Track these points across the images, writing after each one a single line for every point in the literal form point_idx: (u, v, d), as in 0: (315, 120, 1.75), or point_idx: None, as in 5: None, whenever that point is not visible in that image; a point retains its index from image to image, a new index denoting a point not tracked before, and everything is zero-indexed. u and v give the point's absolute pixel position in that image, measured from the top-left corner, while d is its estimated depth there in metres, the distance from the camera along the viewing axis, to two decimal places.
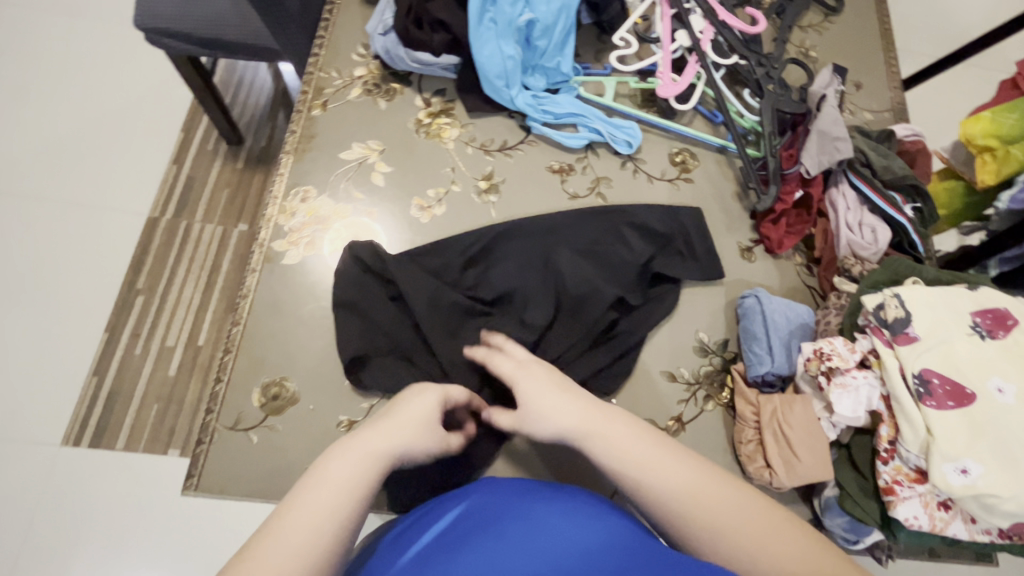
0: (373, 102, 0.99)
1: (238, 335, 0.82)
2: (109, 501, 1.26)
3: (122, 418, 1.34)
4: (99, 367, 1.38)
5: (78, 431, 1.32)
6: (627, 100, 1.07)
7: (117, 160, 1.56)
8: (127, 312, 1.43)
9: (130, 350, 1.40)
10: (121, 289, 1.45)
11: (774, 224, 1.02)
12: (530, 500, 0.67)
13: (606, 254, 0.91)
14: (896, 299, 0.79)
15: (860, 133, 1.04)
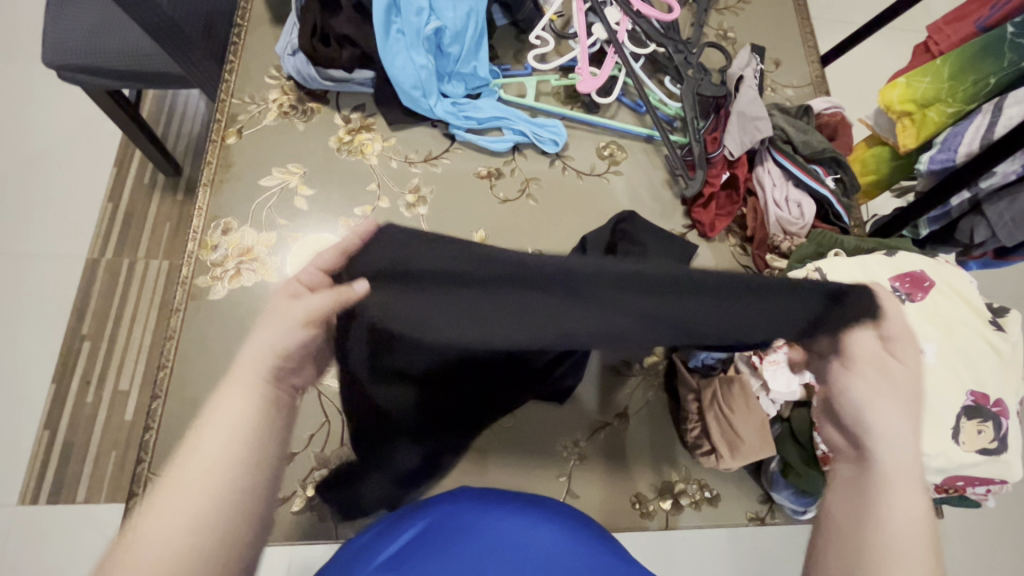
0: (290, 125, 0.96)
1: (166, 379, 0.80)
2: (72, 559, 1.20)
3: (79, 470, 1.29)
4: (50, 420, 1.32)
5: (34, 489, 1.26)
6: (551, 98, 1.07)
7: (47, 205, 1.49)
8: (74, 359, 1.37)
9: (81, 399, 1.34)
10: (64, 338, 1.39)
11: (705, 208, 1.03)
12: (497, 526, 0.63)
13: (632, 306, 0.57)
14: (818, 273, 0.80)
15: (779, 110, 1.06)
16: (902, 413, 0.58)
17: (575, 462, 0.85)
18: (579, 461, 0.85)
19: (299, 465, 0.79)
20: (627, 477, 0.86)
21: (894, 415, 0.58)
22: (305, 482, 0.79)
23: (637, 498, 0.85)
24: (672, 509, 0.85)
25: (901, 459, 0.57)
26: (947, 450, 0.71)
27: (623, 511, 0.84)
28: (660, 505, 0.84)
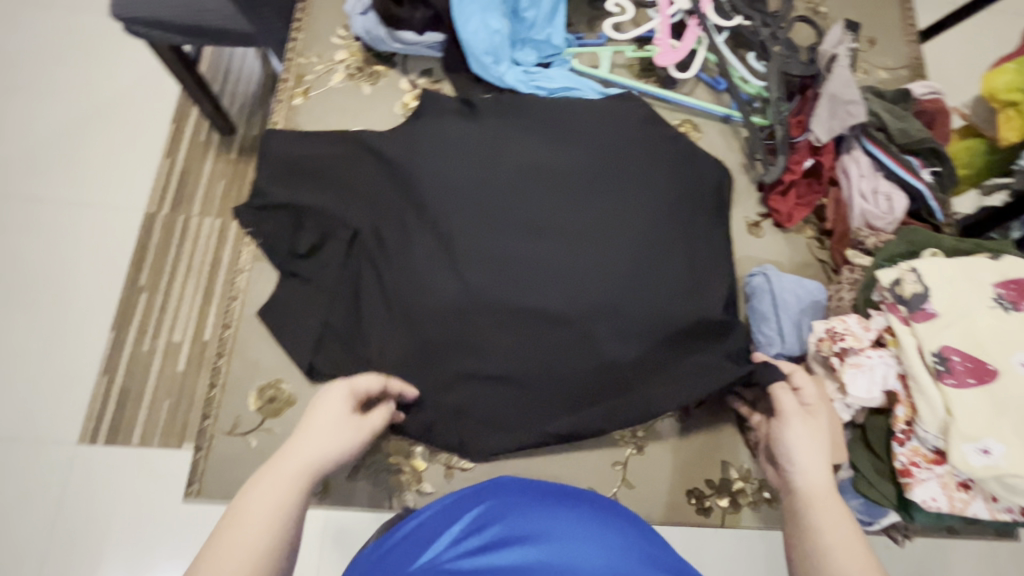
0: (356, 87, 0.94)
1: (230, 339, 0.81)
2: (120, 514, 1.14)
3: (134, 416, 1.21)
4: (108, 365, 1.25)
5: (92, 430, 1.20)
6: (624, 70, 1.02)
7: (99, 143, 1.42)
8: (132, 309, 1.29)
9: (136, 349, 1.26)
10: (122, 287, 1.31)
11: (783, 197, 0.98)
12: (537, 500, 0.64)
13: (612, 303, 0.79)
14: (914, 273, 0.75)
15: (874, 94, 0.98)
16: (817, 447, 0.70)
17: (632, 451, 0.83)
18: (636, 451, 0.83)
19: None
20: (682, 471, 0.83)
21: (812, 446, 0.70)
22: (362, 448, 0.80)
23: (692, 492, 0.83)
24: (729, 507, 0.83)
25: (827, 514, 0.64)
26: None
27: (677, 505, 0.82)
28: (718, 502, 0.82)
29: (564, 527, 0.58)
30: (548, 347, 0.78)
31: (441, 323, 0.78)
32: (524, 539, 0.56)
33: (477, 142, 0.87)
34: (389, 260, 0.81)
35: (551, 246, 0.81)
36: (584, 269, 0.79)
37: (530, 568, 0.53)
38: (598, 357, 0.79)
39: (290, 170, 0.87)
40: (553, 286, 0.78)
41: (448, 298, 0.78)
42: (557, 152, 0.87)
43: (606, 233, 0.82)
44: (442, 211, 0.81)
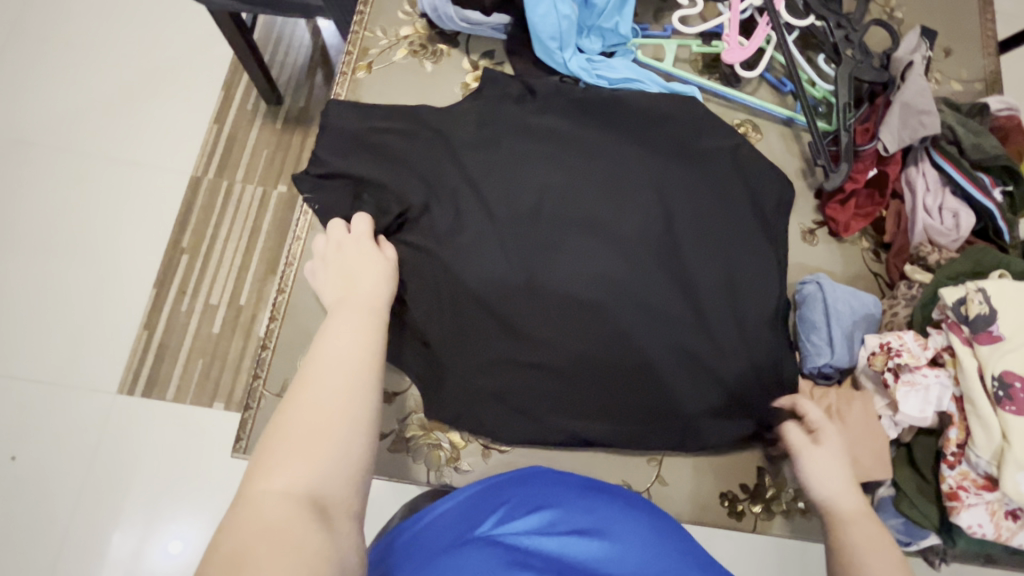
0: (419, 64, 0.94)
1: (283, 302, 0.83)
2: (150, 465, 1.19)
3: (170, 372, 1.25)
4: (149, 320, 1.28)
5: (130, 381, 1.24)
6: (687, 65, 1.00)
7: (154, 104, 1.45)
8: (174, 269, 1.32)
9: (176, 308, 1.30)
10: (165, 247, 1.34)
11: (842, 206, 0.95)
12: (576, 494, 0.64)
13: (664, 303, 0.79)
14: (981, 294, 0.72)
15: (948, 106, 0.95)
16: (833, 472, 0.72)
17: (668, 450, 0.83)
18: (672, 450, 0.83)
19: (398, 407, 0.82)
20: (719, 473, 0.83)
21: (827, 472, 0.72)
22: (404, 423, 0.82)
23: (725, 495, 0.83)
24: (762, 513, 0.82)
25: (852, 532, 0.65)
26: None
27: (710, 506, 0.82)
28: (751, 507, 0.82)
29: (608, 527, 0.59)
30: (587, 344, 0.77)
31: (483, 302, 0.78)
32: (571, 532, 0.57)
33: (538, 136, 0.86)
34: (439, 240, 0.80)
35: (598, 239, 0.81)
36: (628, 263, 0.80)
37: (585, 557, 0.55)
38: (642, 358, 0.78)
39: (347, 141, 0.86)
40: (596, 275, 0.78)
41: (494, 279, 0.78)
42: (614, 151, 0.86)
43: (654, 233, 0.83)
44: (493, 194, 0.82)
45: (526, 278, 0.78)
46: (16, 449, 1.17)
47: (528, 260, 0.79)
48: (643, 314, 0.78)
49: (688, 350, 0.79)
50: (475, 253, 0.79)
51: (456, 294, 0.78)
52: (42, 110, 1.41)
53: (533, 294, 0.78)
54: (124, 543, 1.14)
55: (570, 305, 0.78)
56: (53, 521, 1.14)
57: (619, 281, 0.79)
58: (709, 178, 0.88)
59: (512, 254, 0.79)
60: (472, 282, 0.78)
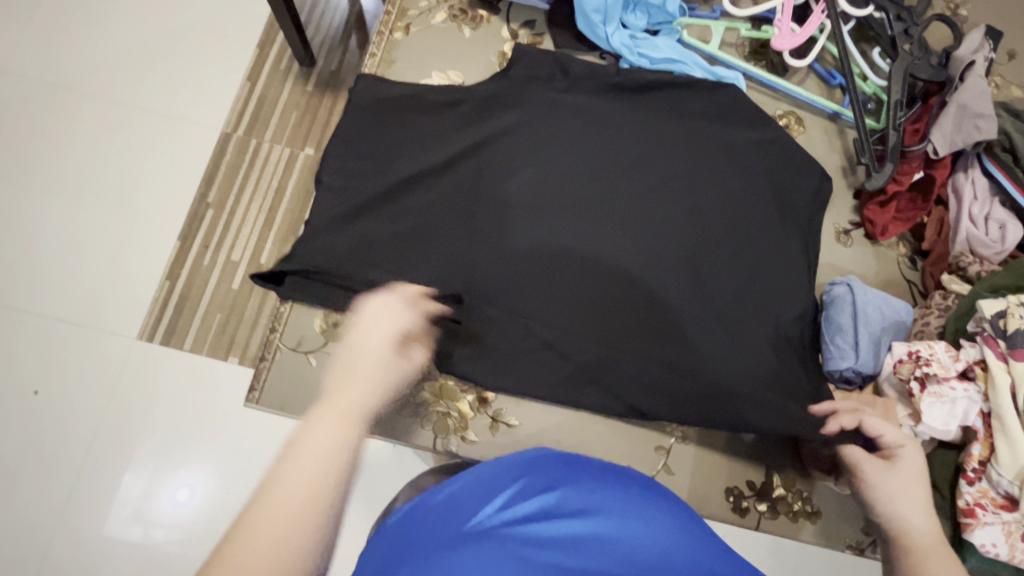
0: (457, 29, 0.92)
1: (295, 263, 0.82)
2: (165, 411, 1.16)
3: (189, 323, 1.21)
4: (171, 272, 1.25)
5: (150, 329, 1.20)
6: (733, 50, 0.97)
7: (187, 51, 1.41)
8: (198, 224, 1.29)
9: (198, 261, 1.26)
10: (191, 201, 1.31)
11: (882, 208, 0.91)
12: (574, 473, 0.62)
13: (706, 274, 0.81)
14: (1023, 308, 0.69)
15: (1006, 111, 0.90)
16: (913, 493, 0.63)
17: (676, 440, 0.82)
18: (680, 440, 0.82)
19: None
20: (727, 468, 0.82)
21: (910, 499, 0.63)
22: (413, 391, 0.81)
23: (732, 491, 0.81)
24: (767, 512, 0.81)
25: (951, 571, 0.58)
26: None
27: (715, 500, 0.81)
28: (756, 505, 0.81)
29: (617, 501, 0.58)
30: (620, 311, 0.79)
31: (503, 289, 0.78)
32: (579, 512, 0.56)
33: (565, 122, 0.84)
34: (472, 204, 0.81)
35: (622, 237, 0.80)
36: (649, 265, 0.80)
37: (588, 543, 0.53)
38: (673, 332, 0.79)
39: (378, 110, 0.85)
40: (633, 248, 0.80)
41: (519, 266, 0.79)
42: (644, 149, 0.85)
43: (679, 234, 0.82)
44: (530, 157, 0.82)
45: (563, 239, 0.80)
46: (39, 384, 1.16)
47: (567, 224, 0.80)
48: (679, 289, 0.80)
49: (702, 353, 0.78)
50: (513, 214, 0.80)
51: (493, 248, 0.79)
52: (76, 47, 1.38)
53: (572, 257, 0.79)
54: (134, 484, 1.12)
55: (608, 272, 0.79)
56: (59, 471, 1.11)
57: (657, 250, 0.81)
58: (736, 175, 0.86)
59: (549, 218, 0.80)
60: (511, 244, 0.79)
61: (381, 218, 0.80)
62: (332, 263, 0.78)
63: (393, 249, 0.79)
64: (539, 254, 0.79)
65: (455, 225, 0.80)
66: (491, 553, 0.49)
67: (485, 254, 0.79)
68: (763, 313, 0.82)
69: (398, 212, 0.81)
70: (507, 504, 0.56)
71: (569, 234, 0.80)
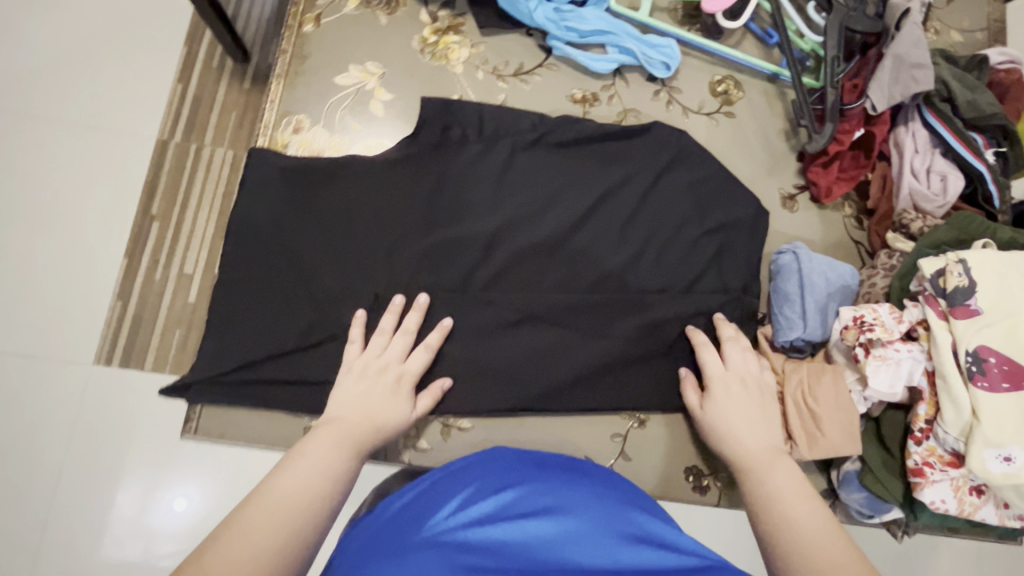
0: (372, 16, 0.86)
1: (223, 281, 0.76)
2: (126, 440, 1.03)
3: (146, 346, 1.06)
4: (123, 289, 1.09)
5: (107, 351, 1.06)
6: (666, 15, 0.92)
7: (98, 32, 1.21)
8: (145, 238, 1.11)
9: (148, 278, 1.09)
10: (132, 216, 1.13)
11: (825, 169, 0.89)
12: (537, 472, 0.60)
13: (647, 277, 0.82)
14: (961, 265, 0.68)
15: (944, 59, 0.88)
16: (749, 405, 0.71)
17: (634, 427, 0.81)
18: (639, 426, 0.81)
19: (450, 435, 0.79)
20: (688, 448, 0.82)
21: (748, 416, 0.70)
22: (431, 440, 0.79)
23: (692, 471, 0.81)
24: (726, 488, 0.81)
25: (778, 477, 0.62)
26: None
27: (678, 481, 0.81)
28: (716, 481, 0.81)
29: (576, 502, 0.54)
30: (578, 324, 0.80)
31: (465, 363, 0.78)
32: (528, 514, 0.52)
33: (514, 189, 0.83)
34: (426, 233, 0.80)
35: (579, 299, 0.80)
36: (608, 323, 0.80)
37: (528, 545, 0.48)
38: (627, 342, 0.80)
39: (268, 187, 0.79)
40: (585, 262, 0.82)
41: (485, 348, 0.78)
42: (590, 212, 0.83)
43: (637, 305, 0.80)
44: (471, 176, 0.82)
45: (516, 262, 0.80)
46: None
47: (514, 240, 0.81)
48: (636, 301, 0.81)
49: (649, 358, 0.80)
50: (468, 239, 0.80)
51: (454, 269, 0.79)
52: None
53: (533, 278, 0.80)
54: (129, 499, 1.02)
55: (571, 287, 0.81)
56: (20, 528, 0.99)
57: (608, 251, 0.82)
58: (674, 191, 0.85)
59: (496, 241, 0.81)
60: (467, 262, 0.79)
61: (322, 278, 0.76)
62: (261, 363, 0.74)
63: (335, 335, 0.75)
64: (501, 274, 0.80)
65: (408, 252, 0.79)
66: (435, 564, 0.45)
67: (442, 276, 0.78)
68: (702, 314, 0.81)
69: (343, 273, 0.77)
70: (460, 507, 0.53)
71: (530, 256, 0.81)
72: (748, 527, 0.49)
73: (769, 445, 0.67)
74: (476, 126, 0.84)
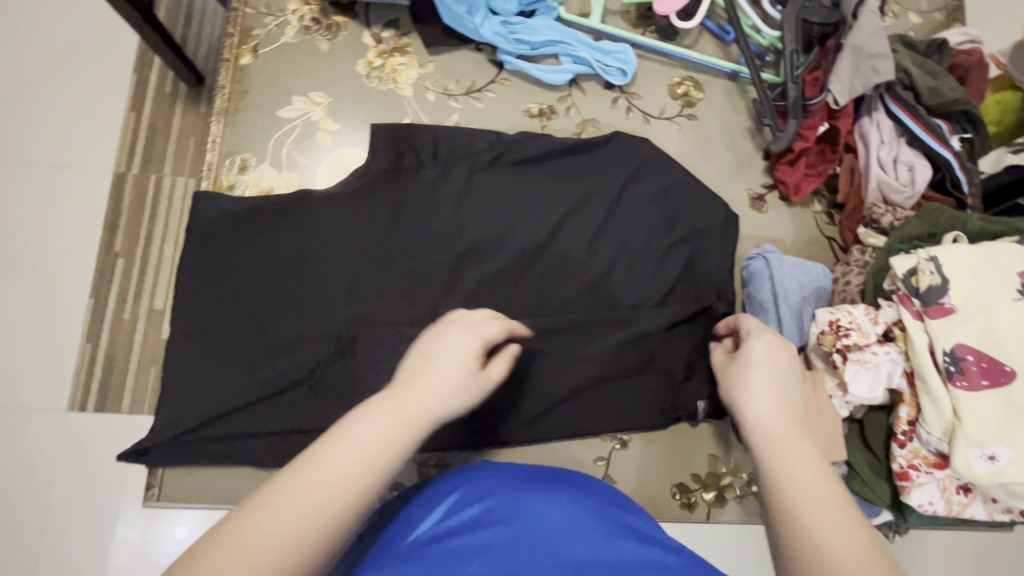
0: (312, 43, 0.83)
1: (177, 336, 0.72)
2: (89, 504, 0.95)
3: (122, 394, 0.99)
4: (91, 333, 1.01)
5: (81, 400, 0.99)
6: (619, 19, 0.90)
7: (38, 62, 1.12)
8: (110, 278, 1.03)
9: (117, 320, 1.02)
10: (96, 254, 1.05)
11: (792, 166, 0.87)
12: (516, 480, 0.57)
13: (618, 295, 0.79)
14: (932, 263, 0.67)
15: (903, 45, 0.86)
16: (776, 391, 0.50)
17: (616, 448, 0.80)
18: (621, 448, 0.80)
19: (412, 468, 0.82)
20: (672, 465, 0.80)
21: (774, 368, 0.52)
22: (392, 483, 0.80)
23: (678, 489, 0.80)
24: (714, 501, 0.80)
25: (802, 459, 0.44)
26: None
27: (665, 500, 0.79)
28: (702, 497, 0.79)
29: (549, 508, 0.50)
30: (552, 348, 0.76)
31: None
32: (502, 520, 0.48)
33: (475, 212, 0.79)
34: (391, 266, 0.76)
35: (553, 322, 0.77)
36: (585, 345, 0.77)
37: (512, 545, 0.45)
38: (606, 365, 0.77)
39: (220, 232, 0.75)
40: (555, 281, 0.79)
41: None
42: (556, 229, 0.80)
43: (614, 324, 0.77)
44: (431, 201, 0.79)
45: (486, 288, 0.77)
46: None
47: (480, 265, 0.78)
48: (612, 320, 0.78)
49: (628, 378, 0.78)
50: (433, 267, 0.77)
51: (420, 300, 0.76)
52: None
53: (504, 303, 0.77)
54: (130, 536, 0.95)
55: (542, 311, 0.78)
56: None
57: (577, 270, 0.79)
58: (640, 204, 0.82)
59: (462, 268, 0.78)
60: (434, 294, 0.76)
61: (283, 323, 0.73)
62: (225, 418, 0.71)
63: (304, 385, 0.72)
64: (470, 303, 0.77)
65: (374, 288, 0.76)
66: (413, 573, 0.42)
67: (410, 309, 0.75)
68: (677, 328, 0.79)
69: (304, 317, 0.73)
70: (442, 519, 0.50)
71: (500, 281, 0.78)
72: (806, 508, 0.40)
73: (791, 413, 0.48)
74: (431, 150, 0.81)
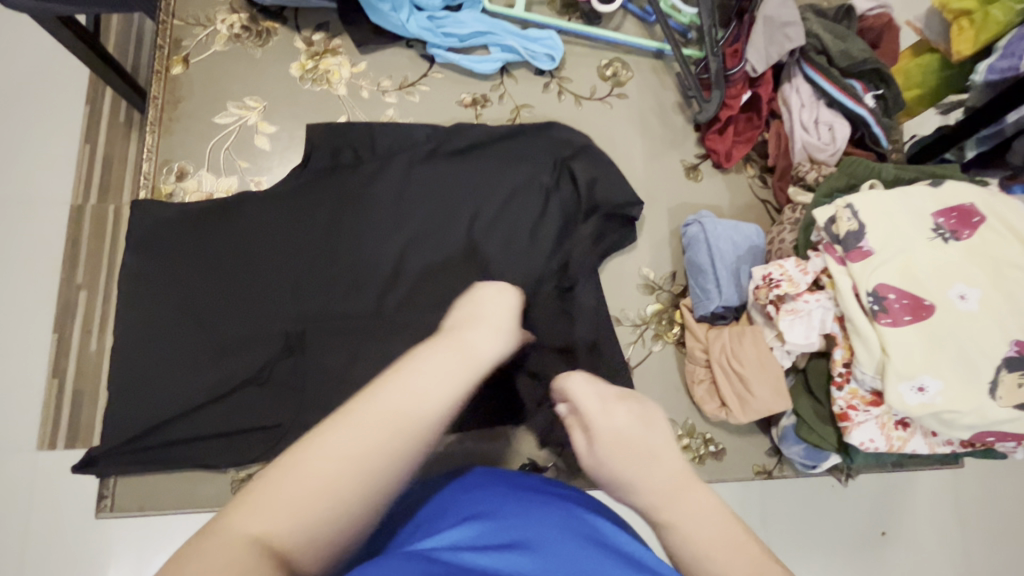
0: (244, 50, 0.84)
1: (120, 347, 0.72)
2: (63, 539, 0.93)
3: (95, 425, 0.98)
4: (57, 368, 0.99)
5: (50, 436, 0.97)
6: (545, 8, 0.93)
7: None
8: (74, 310, 1.02)
9: (84, 352, 1.00)
10: (57, 287, 1.03)
11: (721, 135, 0.91)
12: (517, 497, 0.48)
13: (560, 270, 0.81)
14: (848, 210, 0.70)
15: (814, 13, 0.90)
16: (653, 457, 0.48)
17: None
18: None
19: None
20: None
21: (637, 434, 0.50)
22: None
23: None
24: None
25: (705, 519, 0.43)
26: (982, 407, 0.64)
27: None
28: None
29: (556, 532, 0.43)
30: None
31: None
32: (509, 546, 0.40)
33: (416, 201, 0.80)
34: (337, 260, 0.77)
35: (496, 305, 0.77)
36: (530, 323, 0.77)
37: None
38: (555, 339, 0.78)
39: (160, 239, 0.75)
40: (496, 262, 0.79)
41: None
42: (495, 213, 0.81)
43: (561, 302, 0.79)
44: (374, 196, 0.80)
45: (433, 273, 0.79)
46: None
47: (426, 253, 0.79)
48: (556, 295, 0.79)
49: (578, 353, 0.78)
50: (377, 257, 0.78)
51: (366, 291, 0.77)
52: None
53: (451, 286, 0.78)
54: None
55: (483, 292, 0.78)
56: None
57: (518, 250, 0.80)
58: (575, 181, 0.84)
59: (406, 257, 0.79)
60: (382, 284, 0.77)
61: (231, 324, 0.74)
62: (171, 425, 0.71)
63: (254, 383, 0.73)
64: (419, 289, 0.78)
65: (326, 283, 0.77)
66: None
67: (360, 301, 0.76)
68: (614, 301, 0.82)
69: (252, 317, 0.74)
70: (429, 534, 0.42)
71: (445, 266, 0.79)
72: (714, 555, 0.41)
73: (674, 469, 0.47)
74: (368, 145, 0.82)
